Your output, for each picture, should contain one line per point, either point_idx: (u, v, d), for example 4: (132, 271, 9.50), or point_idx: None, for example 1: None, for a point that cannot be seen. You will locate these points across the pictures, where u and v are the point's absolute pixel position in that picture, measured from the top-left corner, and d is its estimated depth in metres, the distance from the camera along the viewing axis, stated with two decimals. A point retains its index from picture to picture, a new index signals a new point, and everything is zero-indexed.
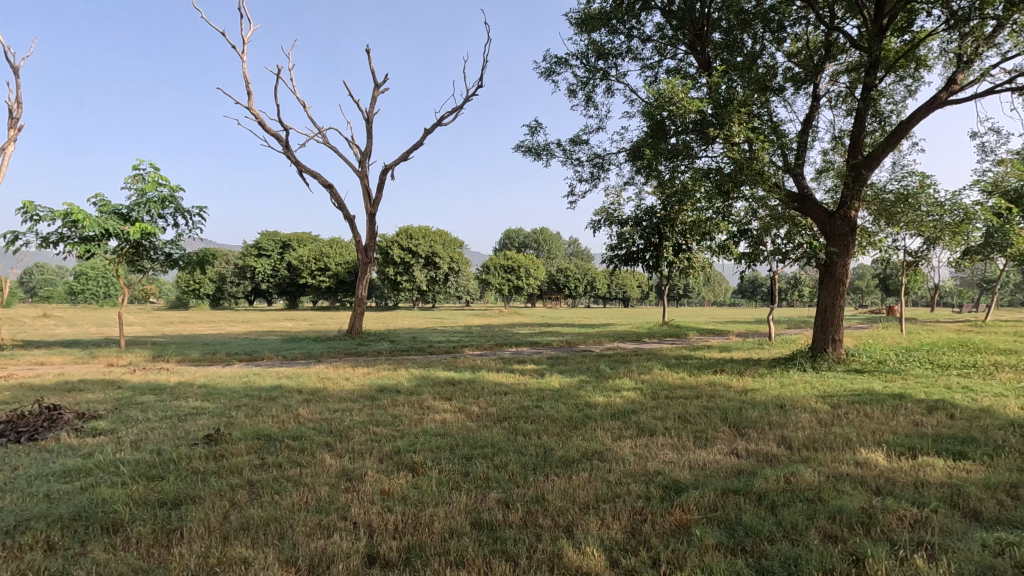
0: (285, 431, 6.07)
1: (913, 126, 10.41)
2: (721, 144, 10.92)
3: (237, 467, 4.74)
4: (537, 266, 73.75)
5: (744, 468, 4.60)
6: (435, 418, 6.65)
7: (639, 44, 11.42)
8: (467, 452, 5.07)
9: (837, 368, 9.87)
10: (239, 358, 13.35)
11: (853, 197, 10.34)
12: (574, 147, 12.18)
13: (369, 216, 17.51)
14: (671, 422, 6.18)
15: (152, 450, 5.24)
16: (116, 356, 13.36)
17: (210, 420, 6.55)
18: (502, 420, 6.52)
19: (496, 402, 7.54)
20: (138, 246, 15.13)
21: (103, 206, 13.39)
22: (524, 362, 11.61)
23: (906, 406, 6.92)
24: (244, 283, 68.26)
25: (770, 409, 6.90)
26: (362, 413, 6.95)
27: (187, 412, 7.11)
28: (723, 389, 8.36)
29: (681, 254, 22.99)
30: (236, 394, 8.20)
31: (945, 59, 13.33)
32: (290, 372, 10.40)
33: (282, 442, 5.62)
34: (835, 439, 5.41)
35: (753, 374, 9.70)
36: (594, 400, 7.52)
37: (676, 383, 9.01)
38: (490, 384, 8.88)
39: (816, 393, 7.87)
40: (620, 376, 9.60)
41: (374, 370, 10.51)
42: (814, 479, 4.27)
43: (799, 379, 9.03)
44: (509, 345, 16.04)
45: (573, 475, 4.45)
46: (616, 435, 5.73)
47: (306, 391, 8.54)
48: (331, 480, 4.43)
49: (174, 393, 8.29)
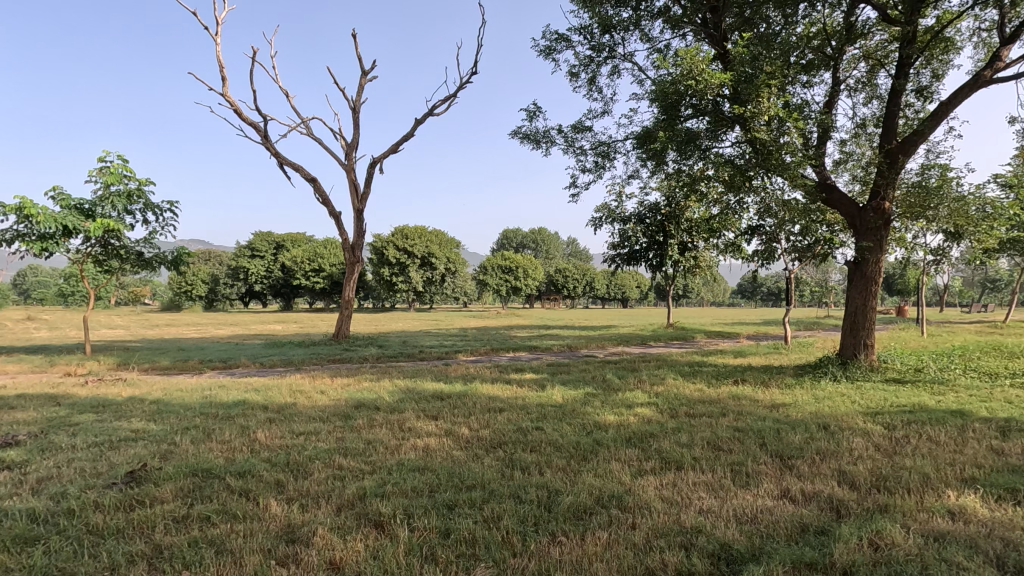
0: (231, 463, 4.98)
1: (954, 108, 9.38)
2: (745, 128, 9.70)
3: (149, 526, 3.63)
4: (534, 265, 72.77)
5: (809, 523, 3.55)
6: (416, 445, 5.55)
7: (648, 19, 10.32)
8: (450, 498, 3.99)
9: (873, 378, 8.80)
10: (212, 367, 12.24)
11: (888, 187, 9.29)
12: (577, 134, 11.13)
13: (357, 212, 16.42)
14: (702, 452, 5.09)
15: (51, 497, 4.14)
16: (77, 364, 12.23)
17: (143, 450, 5.43)
18: (496, 448, 5.44)
19: (490, 422, 6.45)
20: (105, 245, 14.05)
21: (63, 201, 12.29)
22: (523, 371, 10.51)
23: (974, 427, 5.85)
24: (237, 284, 67.00)
25: (813, 431, 5.84)
26: (331, 437, 5.86)
27: (124, 436, 6.00)
28: (751, 405, 7.28)
29: (688, 252, 21.83)
30: (189, 411, 7.09)
31: (976, 41, 12.32)
32: (259, 383, 9.27)
33: (222, 480, 4.53)
34: (908, 477, 4.34)
35: (780, 384, 8.63)
36: (605, 420, 6.44)
37: (694, 396, 7.94)
38: (483, 398, 7.77)
39: (860, 409, 6.79)
40: (630, 387, 8.53)
41: (354, 381, 9.39)
42: (909, 542, 3.21)
43: (833, 391, 7.95)
44: (506, 350, 14.91)
45: (587, 536, 3.38)
46: (635, 471, 4.65)
47: (271, 407, 7.42)
48: (266, 544, 3.34)
49: (118, 410, 7.18)
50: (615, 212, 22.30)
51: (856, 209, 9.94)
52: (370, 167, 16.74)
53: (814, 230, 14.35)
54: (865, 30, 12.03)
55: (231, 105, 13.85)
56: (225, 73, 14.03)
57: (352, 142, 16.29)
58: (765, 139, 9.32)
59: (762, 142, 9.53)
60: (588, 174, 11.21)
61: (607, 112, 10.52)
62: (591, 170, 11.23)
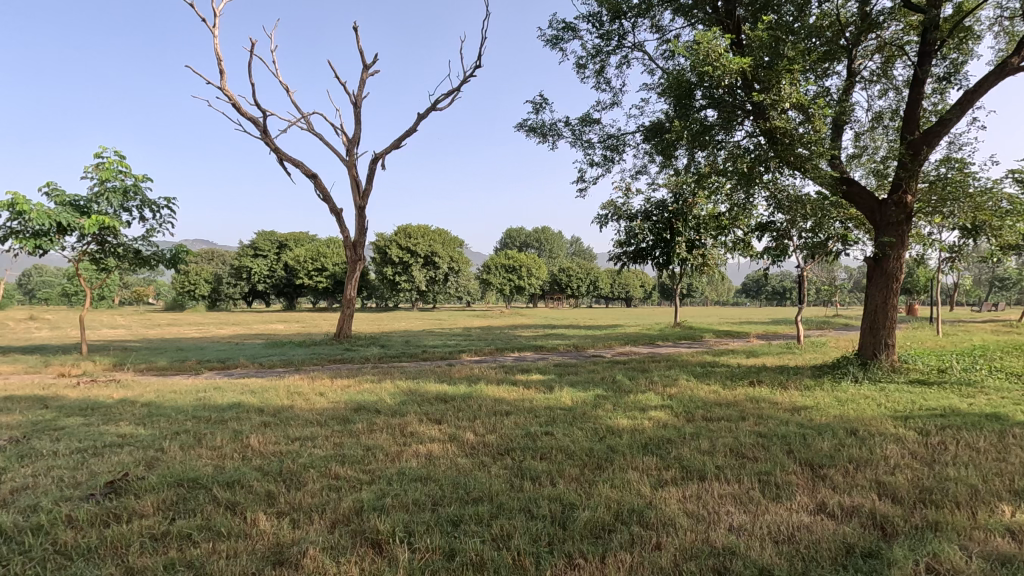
0: (221, 472, 4.64)
1: (979, 97, 8.98)
2: (762, 119, 9.31)
3: (123, 545, 3.30)
4: (538, 265, 72.32)
5: (854, 544, 3.19)
6: (419, 452, 5.21)
7: (658, 6, 9.95)
8: (455, 513, 3.64)
9: (896, 379, 8.41)
10: (209, 367, 11.92)
11: (910, 180, 8.89)
12: (585, 126, 10.78)
13: (358, 209, 16.09)
14: (725, 460, 4.73)
15: (21, 510, 3.81)
16: (71, 364, 11.93)
17: (128, 457, 5.10)
18: (503, 455, 5.09)
19: (496, 426, 6.10)
20: (101, 242, 13.77)
21: (58, 197, 12.03)
22: (529, 372, 10.15)
23: (1015, 432, 5.45)
24: (240, 284, 66.77)
25: (842, 436, 5.47)
26: (329, 443, 5.52)
27: (109, 441, 5.67)
28: (771, 408, 6.90)
29: (696, 250, 21.40)
30: (181, 415, 6.76)
31: (997, 31, 11.90)
32: (257, 385, 8.94)
33: (209, 492, 4.19)
34: (955, 490, 3.97)
35: (798, 385, 8.25)
36: (619, 424, 6.09)
37: (710, 398, 7.57)
38: (489, 400, 7.42)
39: (889, 412, 6.41)
40: (642, 389, 8.16)
41: (355, 382, 9.06)
42: (972, 567, 2.85)
43: (857, 393, 7.57)
44: (511, 350, 14.55)
45: (607, 558, 3.03)
46: (655, 481, 4.29)
47: (267, 410, 7.09)
48: (251, 567, 3.00)
49: (107, 414, 6.85)
50: (622, 209, 21.92)
51: (877, 203, 9.56)
52: (371, 162, 16.40)
53: (827, 227, 13.96)
54: (882, 18, 11.62)
55: (228, 98, 13.52)
56: (222, 66, 13.71)
57: (353, 137, 15.96)
58: (784, 129, 8.92)
59: (780, 132, 9.13)
60: (596, 168, 10.85)
61: (616, 103, 10.16)
62: (599, 163, 10.87)
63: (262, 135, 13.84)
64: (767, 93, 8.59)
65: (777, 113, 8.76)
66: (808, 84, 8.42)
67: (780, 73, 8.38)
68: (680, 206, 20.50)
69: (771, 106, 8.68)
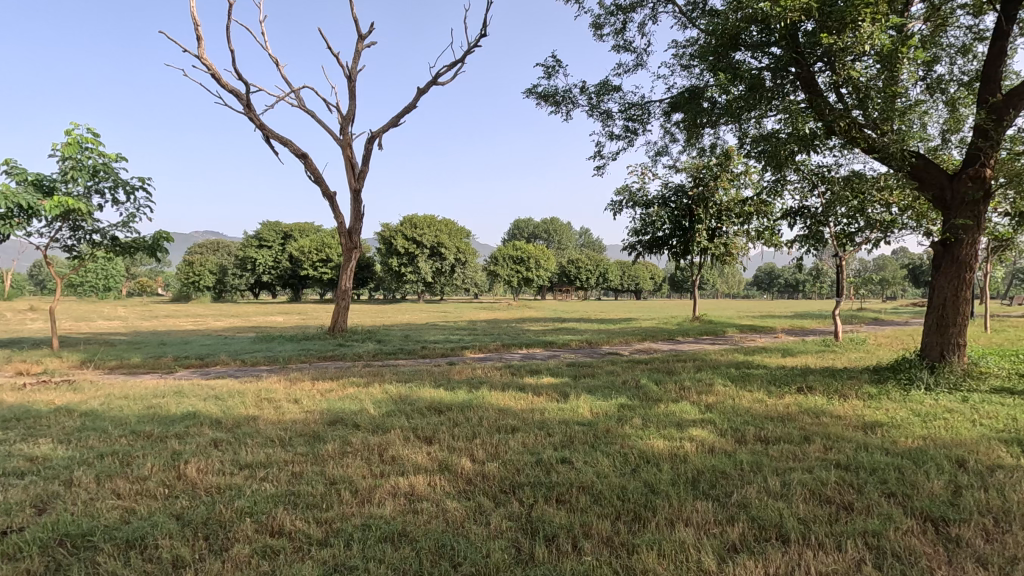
0: (128, 521, 3.45)
1: None
2: (823, 72, 7.94)
3: None
4: (548, 256, 70.83)
5: None
6: (397, 489, 4.01)
7: None
8: None
9: (977, 386, 7.07)
10: (186, 366, 10.78)
11: (993, 150, 7.49)
12: (604, 95, 9.46)
13: (353, 192, 14.85)
14: (810, 509, 3.47)
15: None
16: (33, 361, 10.80)
17: (17, 493, 3.90)
18: (507, 495, 3.87)
19: (499, 449, 4.85)
20: (73, 228, 12.64)
21: (17, 175, 10.91)
22: (539, 373, 8.87)
23: None
24: (245, 275, 65.22)
25: (948, 470, 4.18)
26: (283, 474, 4.30)
27: (12, 468, 4.49)
28: (836, 425, 5.61)
29: (717, 239, 19.87)
30: (118, 429, 5.56)
31: None
32: (225, 389, 7.74)
33: (96, 556, 3.00)
34: None
35: (860, 394, 6.94)
36: (654, 449, 4.81)
37: (756, 409, 6.30)
38: (492, 411, 6.18)
39: (991, 434, 5.10)
40: (674, 398, 6.88)
41: (337, 386, 7.82)
42: None
43: (936, 405, 6.26)
44: (518, 346, 13.32)
45: None
46: (720, 547, 3.05)
47: (225, 423, 5.88)
48: None
49: (29, 427, 5.66)
50: (637, 195, 20.54)
51: (948, 178, 8.21)
52: (369, 142, 15.10)
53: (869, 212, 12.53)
54: None
55: (207, 68, 12.24)
56: (200, 33, 12.42)
57: (349, 114, 14.67)
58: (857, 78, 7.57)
59: (850, 85, 7.75)
60: (617, 142, 9.51)
61: (642, 64, 8.83)
62: (620, 136, 9.54)
63: (247, 107, 12.59)
64: (837, 34, 7.22)
65: (848, 61, 7.36)
66: (892, 21, 6.89)
67: (856, 9, 6.89)
68: (700, 191, 19.09)
69: (840, 52, 7.31)
